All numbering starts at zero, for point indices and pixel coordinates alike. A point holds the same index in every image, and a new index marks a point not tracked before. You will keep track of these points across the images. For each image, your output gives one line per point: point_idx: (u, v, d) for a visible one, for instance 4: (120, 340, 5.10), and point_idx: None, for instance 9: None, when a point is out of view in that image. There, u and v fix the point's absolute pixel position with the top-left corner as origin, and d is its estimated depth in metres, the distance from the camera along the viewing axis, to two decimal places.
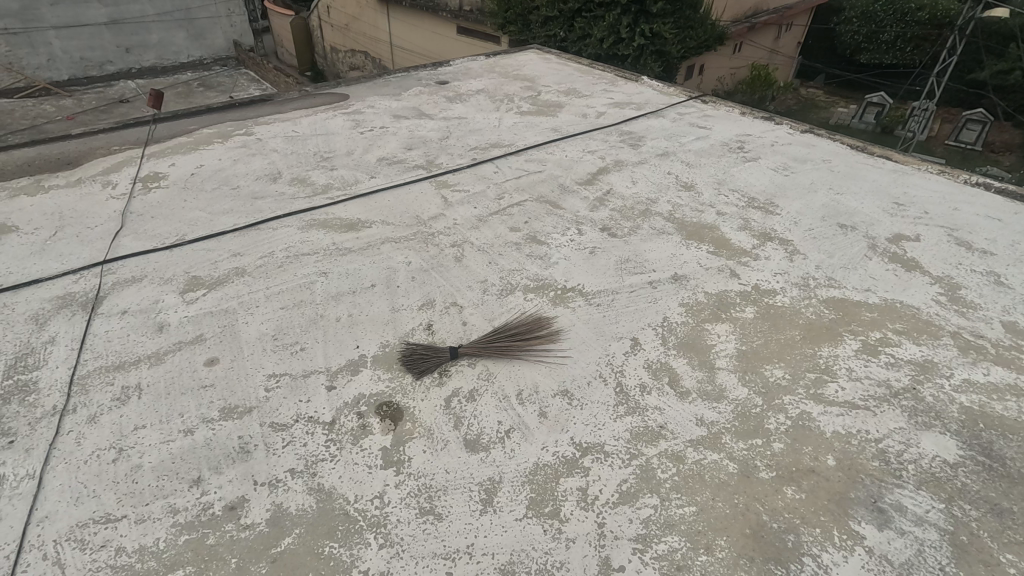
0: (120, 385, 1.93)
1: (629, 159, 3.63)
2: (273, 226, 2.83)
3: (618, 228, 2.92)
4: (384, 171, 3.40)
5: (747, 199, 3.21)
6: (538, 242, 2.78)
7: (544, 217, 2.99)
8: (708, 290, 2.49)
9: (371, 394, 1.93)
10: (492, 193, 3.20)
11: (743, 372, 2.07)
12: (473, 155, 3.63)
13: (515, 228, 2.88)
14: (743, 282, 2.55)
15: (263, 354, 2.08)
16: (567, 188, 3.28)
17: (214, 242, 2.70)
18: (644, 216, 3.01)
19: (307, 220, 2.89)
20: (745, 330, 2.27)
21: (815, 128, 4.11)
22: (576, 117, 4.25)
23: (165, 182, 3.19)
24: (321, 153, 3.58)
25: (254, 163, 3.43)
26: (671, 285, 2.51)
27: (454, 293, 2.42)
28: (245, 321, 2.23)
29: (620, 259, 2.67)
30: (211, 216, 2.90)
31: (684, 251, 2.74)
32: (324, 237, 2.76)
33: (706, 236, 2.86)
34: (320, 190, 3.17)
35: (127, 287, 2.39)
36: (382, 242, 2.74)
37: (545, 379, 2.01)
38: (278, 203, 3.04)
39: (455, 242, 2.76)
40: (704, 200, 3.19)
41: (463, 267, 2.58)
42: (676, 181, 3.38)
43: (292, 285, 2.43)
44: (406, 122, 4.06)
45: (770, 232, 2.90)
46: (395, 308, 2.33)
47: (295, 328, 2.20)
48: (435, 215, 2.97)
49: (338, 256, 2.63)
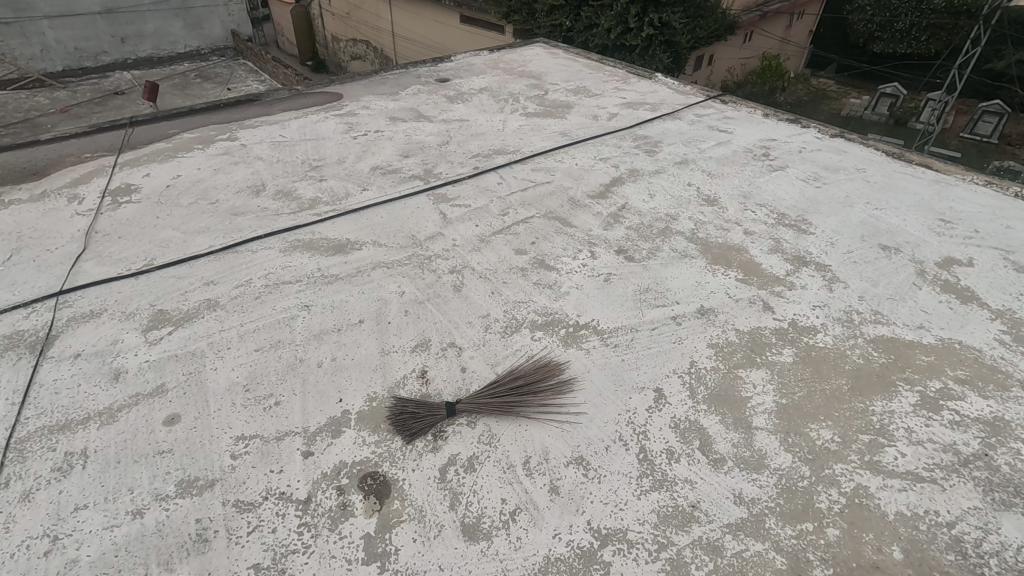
0: (64, 451, 1.67)
1: (645, 167, 3.33)
2: (252, 249, 2.55)
3: (635, 250, 2.62)
4: (378, 182, 3.11)
5: (776, 215, 2.91)
6: (546, 267, 2.49)
7: (553, 237, 2.70)
8: (739, 327, 2.20)
9: (354, 463, 1.66)
10: (496, 208, 2.91)
11: (786, 434, 1.79)
12: (475, 163, 3.33)
13: (520, 250, 2.60)
14: (778, 317, 2.26)
15: (232, 410, 1.81)
16: (578, 201, 2.99)
17: (185, 268, 2.42)
18: (664, 236, 2.72)
19: (291, 241, 2.61)
20: (784, 378, 1.99)
21: (846, 132, 3.79)
22: (587, 119, 3.94)
23: (137, 196, 2.91)
24: (310, 161, 3.29)
25: (236, 173, 3.14)
26: (697, 320, 2.23)
27: (453, 331, 2.14)
28: (213, 366, 1.97)
29: (639, 288, 2.38)
30: (185, 236, 2.63)
31: (710, 278, 2.45)
32: (308, 261, 2.48)
33: (733, 259, 2.57)
34: (307, 205, 2.89)
35: (84, 324, 2.12)
36: (373, 267, 2.46)
37: (556, 443, 1.74)
38: (260, 220, 2.76)
39: (455, 267, 2.48)
40: (729, 216, 2.89)
41: (463, 298, 2.30)
42: (697, 194, 3.07)
43: (269, 321, 2.16)
44: (404, 125, 3.76)
45: (805, 255, 2.61)
46: (384, 350, 2.05)
47: (270, 376, 1.93)
48: (433, 234, 2.69)
49: (323, 286, 2.35)
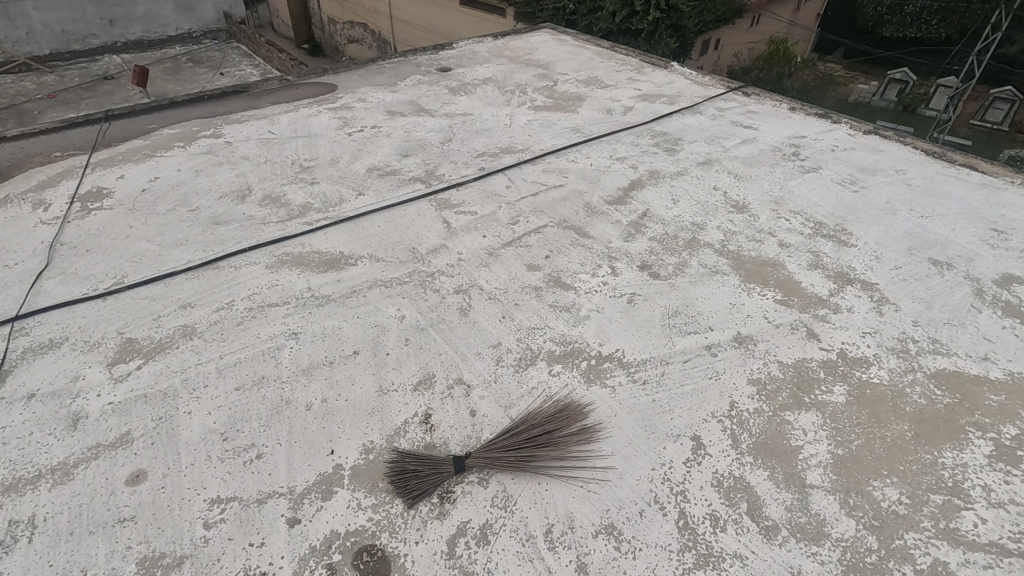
0: (8, 520, 1.43)
1: (666, 169, 3.06)
2: (234, 265, 2.29)
3: (659, 265, 2.37)
4: (375, 185, 2.84)
5: (813, 224, 2.64)
6: (562, 286, 2.24)
7: (568, 250, 2.45)
8: (782, 359, 1.96)
9: (348, 534, 1.43)
10: (504, 216, 2.65)
11: (846, 494, 1.56)
12: (480, 163, 3.06)
13: (533, 266, 2.34)
14: (824, 346, 2.01)
15: (206, 464, 1.57)
16: (595, 208, 2.73)
17: (159, 288, 2.16)
18: (690, 249, 2.47)
19: (278, 255, 2.35)
20: (837, 423, 1.75)
21: (880, 129, 3.52)
22: (599, 113, 3.65)
23: (109, 201, 2.64)
24: (301, 161, 3.01)
25: (220, 175, 2.87)
26: (734, 351, 1.98)
27: (460, 364, 1.89)
28: (186, 410, 1.72)
29: (667, 311, 2.13)
30: (161, 249, 2.37)
31: (745, 299, 2.20)
32: (297, 280, 2.23)
33: (769, 276, 2.32)
34: (297, 212, 2.62)
35: (41, 356, 1.86)
36: (370, 286, 2.21)
37: (582, 507, 1.50)
38: (244, 230, 2.49)
39: (460, 286, 2.23)
40: (761, 225, 2.63)
41: (472, 323, 2.05)
42: (724, 199, 2.81)
43: (252, 352, 1.91)
44: (403, 120, 3.48)
45: (848, 272, 2.35)
46: (382, 389, 1.80)
47: (251, 422, 1.69)
48: (435, 247, 2.43)
49: (314, 309, 2.10)
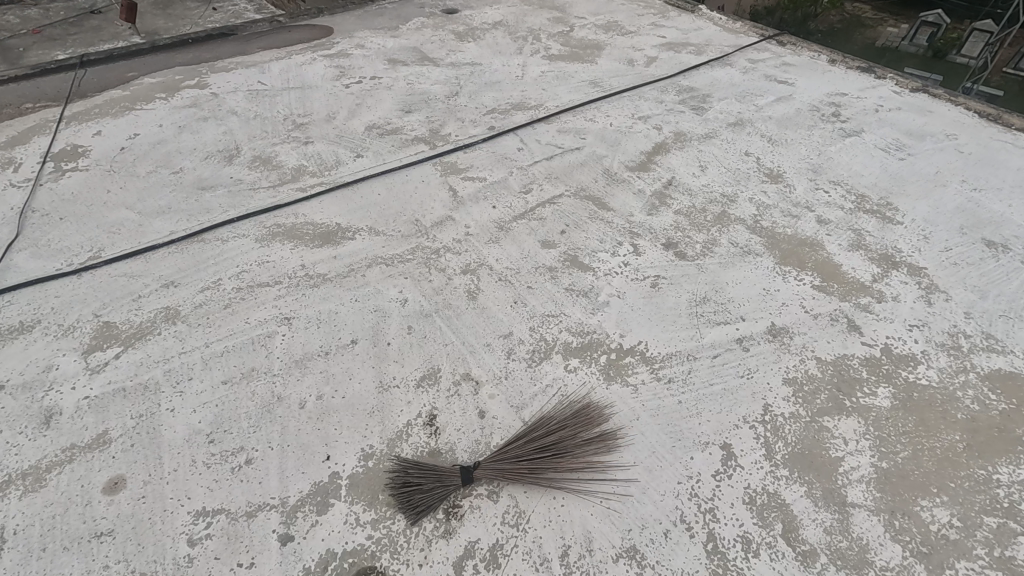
0: None
1: (693, 130, 2.79)
2: (221, 238, 2.10)
3: (685, 244, 2.16)
4: (375, 146, 2.60)
5: (855, 197, 2.41)
6: (579, 267, 2.05)
7: (586, 224, 2.23)
8: (820, 355, 1.79)
9: (346, 554, 1.30)
10: (516, 183, 2.43)
11: (891, 514, 1.41)
12: (490, 120, 2.80)
13: (547, 243, 2.14)
14: (867, 340, 1.83)
15: (191, 470, 1.44)
16: (615, 175, 2.49)
17: (139, 263, 1.98)
18: (720, 225, 2.26)
19: (269, 227, 2.15)
20: (881, 431, 1.59)
21: (928, 86, 3.19)
22: (620, 64, 3.33)
23: (85, 161, 2.42)
24: (294, 117, 2.76)
25: (206, 132, 2.62)
26: (767, 345, 1.81)
27: (467, 358, 1.73)
28: (169, 407, 1.57)
29: (693, 298, 1.95)
30: (142, 217, 2.17)
31: (779, 285, 2.01)
32: (290, 256, 2.04)
33: (806, 258, 2.11)
34: (289, 176, 2.40)
35: (11, 342, 1.71)
36: (369, 265, 2.03)
37: (601, 527, 1.37)
38: (232, 197, 2.28)
39: (468, 267, 2.04)
40: (798, 197, 2.39)
41: (480, 310, 1.88)
42: (757, 166, 2.56)
43: (240, 341, 1.75)
44: (405, 70, 3.18)
45: (893, 254, 2.14)
46: (383, 385, 1.65)
47: (240, 422, 1.55)
48: (440, 220, 2.23)
49: (308, 291, 1.92)
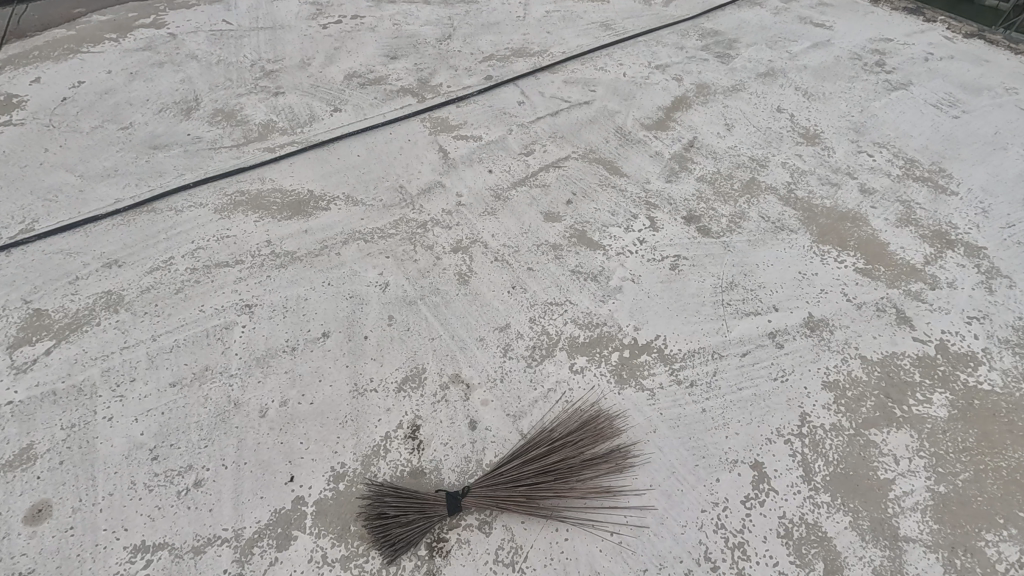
0: None
1: (718, 82, 2.45)
2: (175, 206, 1.82)
3: (709, 218, 1.88)
4: (355, 97, 2.27)
5: (902, 162, 2.10)
6: (587, 245, 1.78)
7: (595, 193, 1.95)
8: (866, 353, 1.54)
9: None
10: (516, 143, 2.12)
11: (951, 551, 1.21)
12: (487, 68, 2.45)
13: (551, 216, 1.87)
14: (920, 335, 1.58)
15: (130, 495, 1.22)
16: (630, 134, 2.18)
17: (79, 238, 1.71)
18: (749, 195, 1.97)
19: (230, 195, 1.87)
20: (938, 447, 1.37)
21: (985, 30, 2.81)
22: (635, 2, 2.93)
23: (19, 112, 2.09)
24: (263, 62, 2.41)
25: (160, 79, 2.28)
26: (805, 340, 1.57)
27: (457, 356, 1.50)
28: (106, 416, 1.34)
29: (718, 283, 1.70)
30: (83, 182, 1.87)
31: (818, 267, 1.75)
32: (254, 231, 1.77)
33: (848, 235, 1.84)
34: (255, 133, 2.09)
35: None
36: (345, 241, 1.76)
37: (612, 567, 1.17)
38: (189, 157, 1.98)
39: (459, 244, 1.77)
40: (838, 162, 2.09)
41: (473, 298, 1.63)
42: (791, 125, 2.24)
43: (193, 333, 1.50)
44: (391, 8, 2.79)
45: (948, 231, 1.86)
46: (358, 389, 1.42)
47: (190, 434, 1.32)
48: (428, 187, 1.94)
49: (273, 273, 1.66)
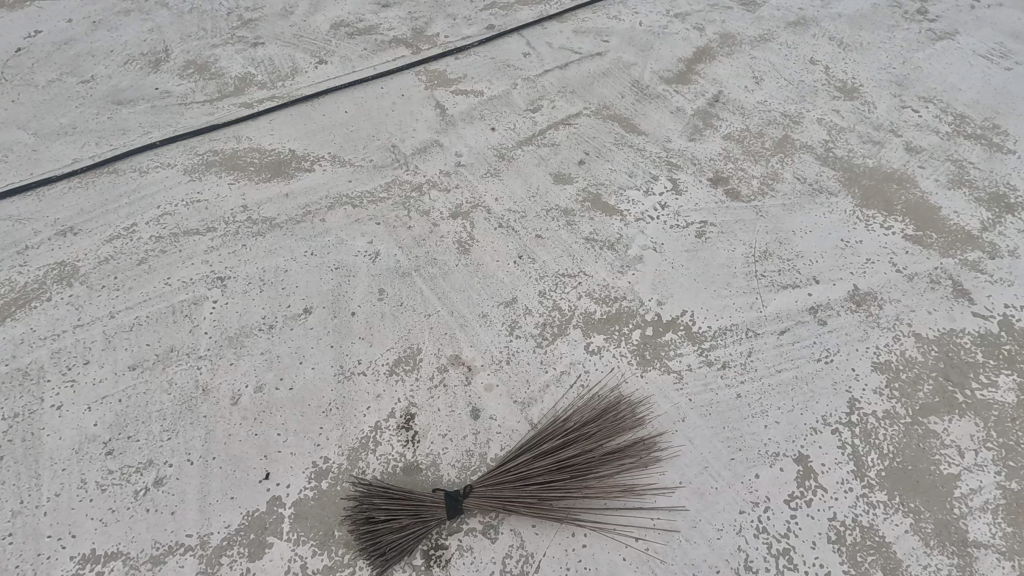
0: None
1: (744, 31, 2.21)
2: (139, 168, 1.62)
3: (738, 179, 1.68)
4: (342, 48, 2.04)
5: (951, 117, 1.89)
6: (602, 210, 1.59)
7: (610, 153, 1.74)
8: (920, 330, 1.36)
9: None
10: (521, 98, 1.90)
11: None
12: (488, 17, 2.22)
13: (561, 178, 1.67)
14: (981, 310, 1.40)
15: (80, 496, 1.06)
16: (647, 88, 1.96)
17: (29, 203, 1.51)
18: (782, 154, 1.76)
19: (202, 155, 1.66)
20: (1007, 437, 1.20)
21: None
22: None
23: None
24: (240, 10, 2.17)
25: (125, 28, 2.05)
26: (850, 316, 1.38)
27: (457, 335, 1.32)
28: (55, 404, 1.17)
29: (751, 253, 1.51)
30: (37, 141, 1.67)
31: (862, 234, 1.56)
32: (227, 194, 1.57)
33: (894, 199, 1.64)
34: (231, 87, 1.87)
35: None
36: (330, 206, 1.56)
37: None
38: (156, 113, 1.77)
39: (459, 209, 1.58)
40: (880, 118, 1.88)
41: (474, 269, 1.45)
42: (826, 78, 2.02)
43: (156, 310, 1.32)
44: None
45: (1007, 193, 1.66)
46: (344, 373, 1.24)
47: (152, 425, 1.15)
48: (424, 146, 1.73)
49: (249, 240, 1.47)
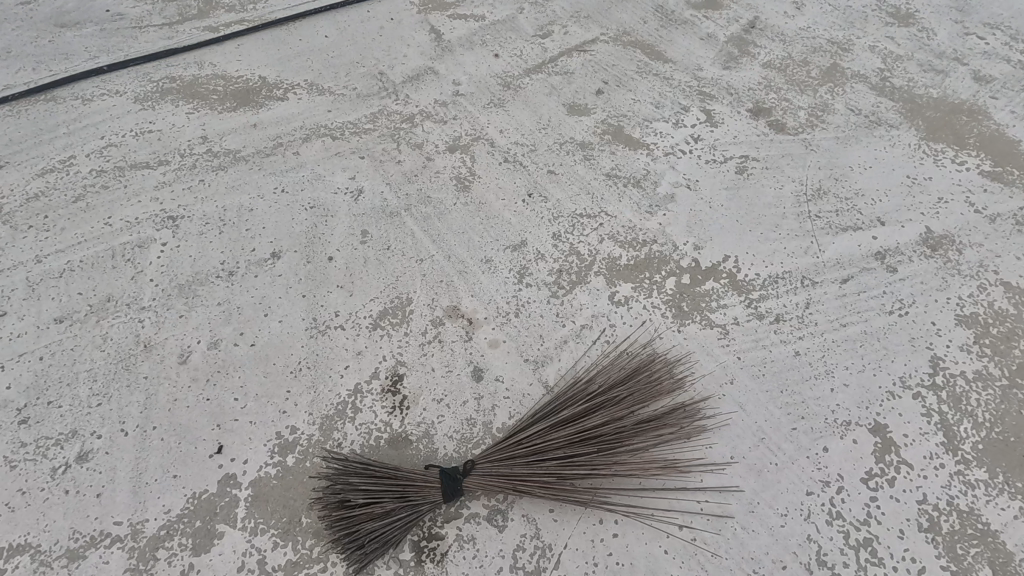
0: None
1: None
2: (82, 95, 1.38)
3: (782, 111, 1.45)
4: None
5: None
6: (626, 143, 1.36)
7: (633, 81, 1.50)
8: (1009, 277, 1.14)
9: None
10: (529, 23, 1.65)
11: None
12: None
13: (577, 109, 1.43)
14: None
15: None
16: (673, 13, 1.71)
17: None
18: (831, 83, 1.52)
19: (157, 82, 1.42)
20: None
21: None
22: None
23: None
24: None
25: None
26: (925, 261, 1.16)
27: (455, 283, 1.10)
28: None
29: (802, 191, 1.28)
30: None
31: (931, 171, 1.32)
32: (184, 124, 1.33)
33: (965, 132, 1.40)
34: (194, 10, 1.62)
35: None
36: (305, 137, 1.32)
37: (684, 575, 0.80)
38: (106, 37, 1.53)
39: (457, 142, 1.34)
40: (942, 45, 1.63)
41: (476, 209, 1.22)
42: (877, 3, 1.77)
43: (93, 253, 1.10)
44: None
45: None
46: (318, 328, 1.03)
47: (79, 388, 0.94)
48: (416, 73, 1.49)
49: (207, 175, 1.24)
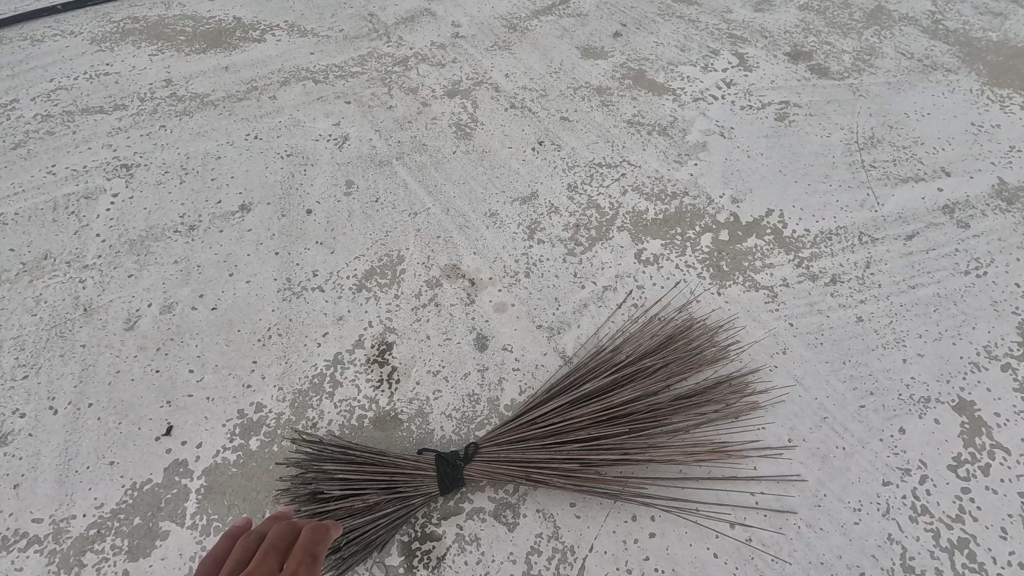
0: None
1: None
2: (32, 36, 1.22)
3: (824, 54, 1.28)
4: None
5: None
6: (649, 88, 1.19)
7: (655, 24, 1.33)
8: None
9: None
10: None
11: None
12: None
13: (592, 52, 1.26)
14: None
15: None
16: None
17: None
18: (877, 26, 1.35)
19: (118, 22, 1.26)
20: None
21: None
22: None
23: None
24: None
25: None
26: (1001, 215, 0.99)
27: (454, 239, 0.94)
28: None
29: (852, 139, 1.11)
30: None
31: (998, 117, 1.16)
32: (147, 66, 1.17)
33: None
34: None
35: None
36: (283, 80, 1.16)
37: None
38: None
39: (457, 86, 1.17)
40: None
41: (478, 158, 1.05)
42: None
43: (31, 206, 0.94)
44: None
45: None
46: (293, 289, 0.87)
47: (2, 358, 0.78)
48: (411, 15, 1.32)
49: (170, 121, 1.08)
